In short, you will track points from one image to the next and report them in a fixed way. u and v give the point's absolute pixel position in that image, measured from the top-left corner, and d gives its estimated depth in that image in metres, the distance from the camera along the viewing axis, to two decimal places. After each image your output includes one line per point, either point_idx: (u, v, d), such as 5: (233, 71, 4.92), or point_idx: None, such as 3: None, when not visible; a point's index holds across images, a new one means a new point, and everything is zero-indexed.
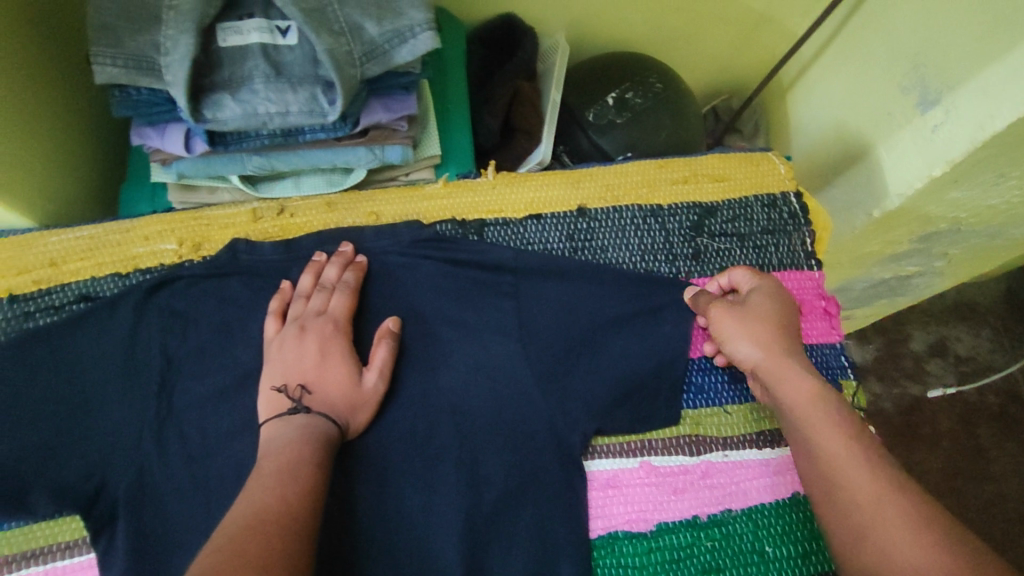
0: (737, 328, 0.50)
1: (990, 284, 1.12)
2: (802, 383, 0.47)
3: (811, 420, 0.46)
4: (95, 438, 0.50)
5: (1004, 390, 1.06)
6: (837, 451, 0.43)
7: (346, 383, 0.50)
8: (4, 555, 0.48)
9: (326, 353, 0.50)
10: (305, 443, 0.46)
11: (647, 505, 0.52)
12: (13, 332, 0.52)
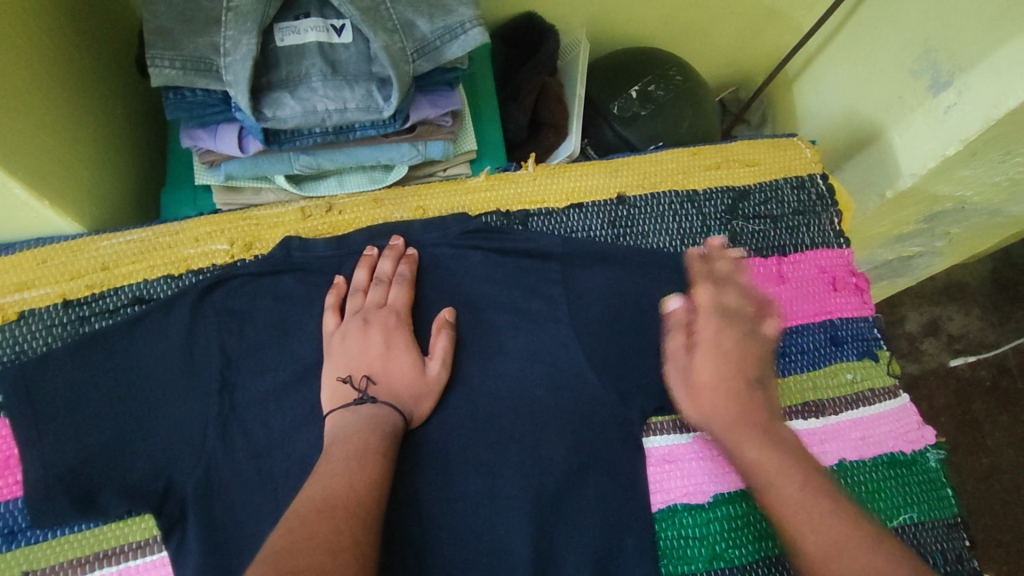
0: (691, 400, 0.50)
1: (979, 265, 1.15)
2: (753, 443, 0.47)
3: (764, 474, 0.46)
4: (160, 438, 0.49)
5: (996, 365, 1.10)
6: (796, 506, 0.43)
7: (410, 373, 0.50)
8: (77, 558, 0.47)
9: (388, 344, 0.51)
10: (374, 431, 0.46)
11: (704, 478, 0.53)
12: (69, 337, 0.52)
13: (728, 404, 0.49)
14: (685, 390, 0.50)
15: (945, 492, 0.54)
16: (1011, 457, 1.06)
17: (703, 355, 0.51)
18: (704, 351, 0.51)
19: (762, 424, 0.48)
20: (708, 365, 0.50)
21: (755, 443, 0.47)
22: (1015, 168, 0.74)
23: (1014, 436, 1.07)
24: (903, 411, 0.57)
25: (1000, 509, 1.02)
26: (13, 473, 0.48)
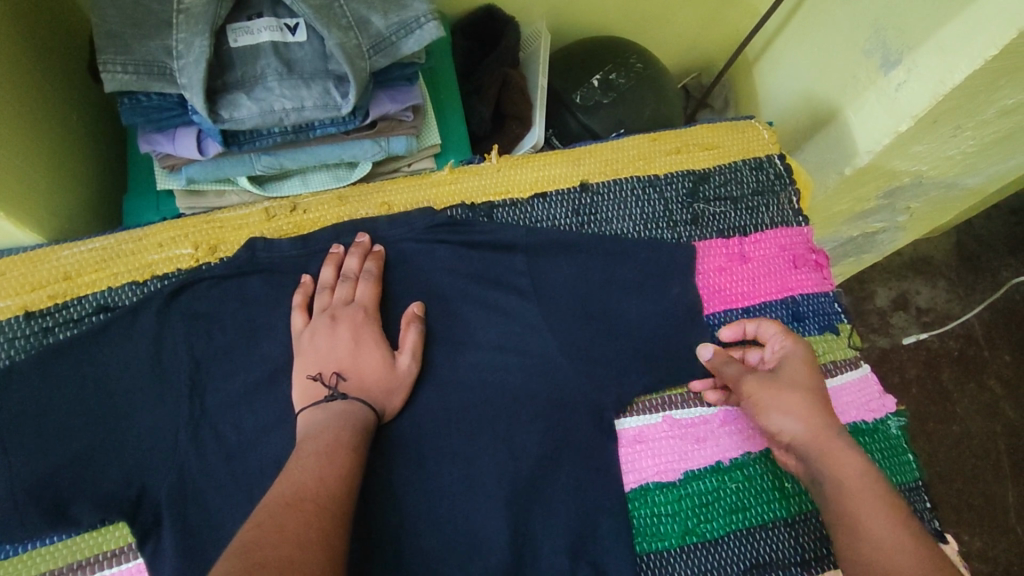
0: (780, 406, 0.49)
1: (941, 239, 1.19)
2: (848, 456, 0.47)
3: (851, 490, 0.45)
4: (131, 445, 0.49)
5: (961, 335, 1.13)
6: (887, 521, 0.44)
7: (381, 367, 0.51)
8: (50, 569, 0.47)
9: (357, 340, 0.52)
10: (344, 426, 0.46)
11: (673, 456, 0.54)
12: (33, 349, 0.51)
13: (815, 416, 0.49)
14: (776, 394, 0.50)
15: (909, 458, 0.56)
16: (980, 422, 1.09)
17: (782, 371, 0.52)
18: (786, 368, 0.52)
19: (849, 440, 0.48)
20: (797, 379, 0.51)
21: (848, 457, 0.47)
22: (967, 141, 0.77)
23: (981, 402, 1.10)
24: (865, 381, 0.58)
25: (972, 474, 1.06)
26: None
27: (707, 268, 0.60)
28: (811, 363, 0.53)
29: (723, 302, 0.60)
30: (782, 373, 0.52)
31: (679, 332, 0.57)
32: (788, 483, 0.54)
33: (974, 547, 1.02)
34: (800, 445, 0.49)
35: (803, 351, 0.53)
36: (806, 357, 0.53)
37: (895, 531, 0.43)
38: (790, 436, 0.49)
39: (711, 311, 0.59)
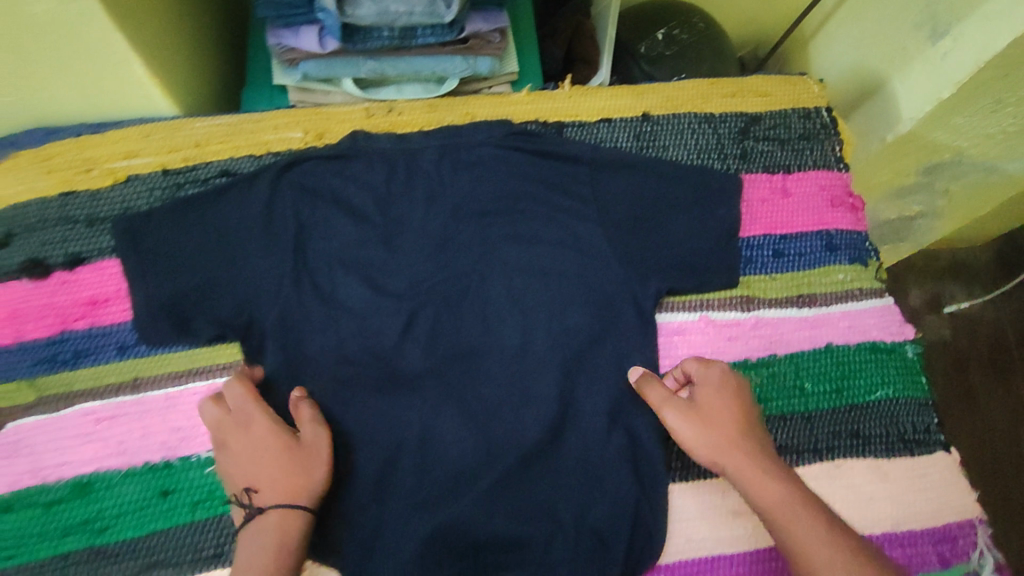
0: (696, 437, 0.53)
1: (985, 250, 1.23)
2: (769, 477, 0.50)
3: (786, 512, 0.48)
4: (242, 284, 0.57)
5: (995, 340, 1.18)
6: (801, 526, 0.47)
7: (291, 466, 0.50)
8: (175, 372, 0.55)
9: (265, 449, 0.50)
10: (282, 550, 0.48)
11: (706, 348, 0.61)
12: (166, 199, 0.60)
13: (735, 440, 0.52)
14: (695, 430, 0.53)
15: (921, 378, 0.62)
16: (1005, 427, 1.12)
17: (706, 411, 0.53)
18: (700, 396, 0.55)
19: (767, 461, 0.52)
20: (715, 405, 0.54)
21: (767, 478, 0.50)
22: (1009, 119, 0.82)
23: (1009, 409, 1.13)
24: (888, 310, 0.64)
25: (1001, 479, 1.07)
26: (122, 301, 0.57)
27: (749, 196, 0.67)
28: (717, 391, 0.54)
29: (764, 226, 0.66)
30: (700, 404, 0.54)
31: (721, 248, 0.63)
32: (807, 384, 0.60)
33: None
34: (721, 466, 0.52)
35: (718, 375, 0.55)
36: (721, 383, 0.55)
37: (817, 534, 0.47)
38: (716, 463, 0.52)
39: (746, 233, 0.65)
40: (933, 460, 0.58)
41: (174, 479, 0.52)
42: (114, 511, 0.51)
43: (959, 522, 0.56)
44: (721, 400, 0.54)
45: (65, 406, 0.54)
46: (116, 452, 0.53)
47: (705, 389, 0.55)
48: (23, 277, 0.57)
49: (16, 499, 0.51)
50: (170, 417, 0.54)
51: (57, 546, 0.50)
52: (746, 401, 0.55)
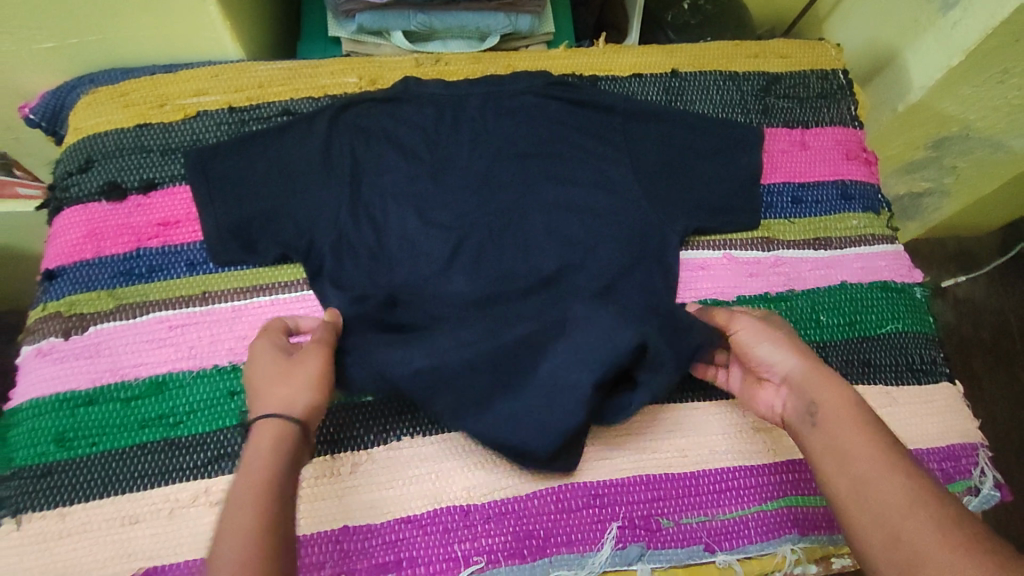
0: (800, 384, 0.52)
1: (988, 239, 1.40)
2: (848, 431, 0.48)
3: (859, 451, 0.47)
4: (302, 211, 0.62)
5: (998, 327, 1.33)
6: (877, 478, 0.45)
7: (287, 375, 0.50)
8: (240, 288, 0.60)
9: (262, 370, 0.51)
10: (270, 451, 0.46)
11: (729, 283, 0.65)
12: (232, 134, 0.65)
13: (826, 394, 0.51)
14: (804, 378, 0.52)
15: (926, 316, 0.67)
16: (1004, 407, 1.27)
17: (806, 364, 0.53)
18: (781, 353, 0.54)
19: (854, 402, 0.50)
20: (786, 352, 0.54)
21: (848, 417, 0.49)
22: (1015, 90, 0.86)
23: (1007, 390, 1.28)
24: (898, 254, 0.69)
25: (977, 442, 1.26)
26: (192, 223, 0.61)
27: (770, 148, 0.71)
28: (797, 349, 0.54)
29: (783, 175, 0.71)
30: (762, 349, 0.55)
31: (745, 193, 0.68)
32: (823, 317, 0.65)
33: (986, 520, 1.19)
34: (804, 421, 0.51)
35: (790, 338, 0.55)
36: (790, 343, 0.54)
37: (896, 488, 0.44)
38: (803, 414, 0.51)
39: (767, 181, 0.70)
40: (939, 388, 0.63)
41: (242, 382, 0.57)
42: (187, 408, 0.56)
43: (963, 442, 0.60)
44: (794, 346, 0.54)
45: (140, 314, 0.58)
46: (187, 356, 0.57)
47: (754, 333, 0.55)
48: (102, 199, 0.61)
49: (97, 393, 0.55)
50: (237, 327, 0.59)
51: (135, 437, 0.54)
52: (832, 365, 0.54)
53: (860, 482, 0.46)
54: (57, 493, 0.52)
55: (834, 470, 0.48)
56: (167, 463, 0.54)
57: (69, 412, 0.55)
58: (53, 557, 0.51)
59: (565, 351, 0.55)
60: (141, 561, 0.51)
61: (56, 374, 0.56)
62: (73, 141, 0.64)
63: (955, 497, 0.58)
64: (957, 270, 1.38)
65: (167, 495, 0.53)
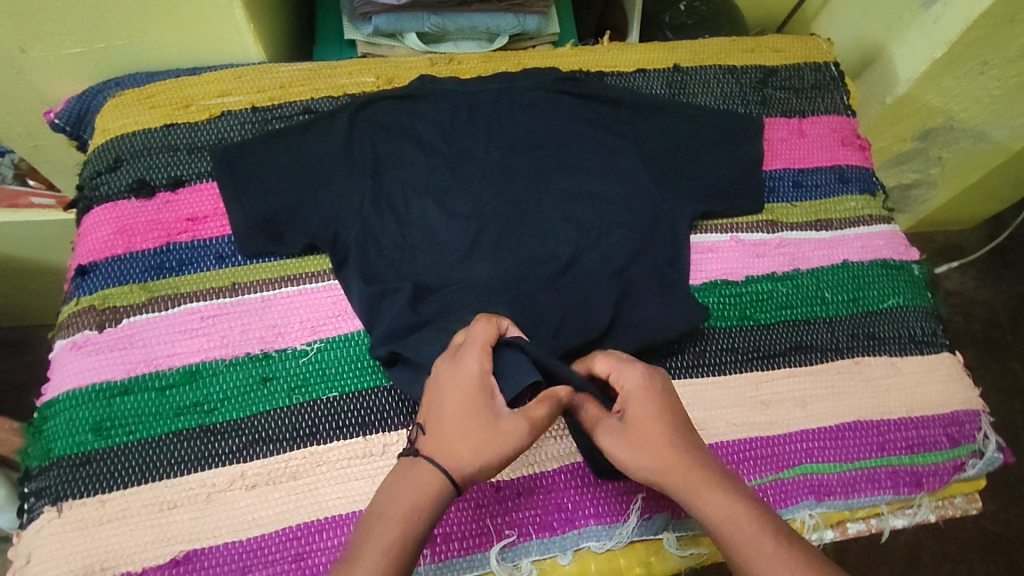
0: (632, 455, 0.49)
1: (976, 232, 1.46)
2: (715, 493, 0.47)
3: (736, 529, 0.45)
4: (327, 204, 0.64)
5: (988, 320, 1.39)
6: (753, 536, 0.45)
7: (473, 429, 0.47)
8: (269, 279, 0.62)
9: (451, 402, 0.48)
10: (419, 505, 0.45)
11: (737, 264, 0.68)
12: (256, 132, 0.67)
13: (676, 455, 0.49)
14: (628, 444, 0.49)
15: (925, 292, 0.70)
16: (999, 398, 1.33)
17: (637, 421, 0.50)
18: (629, 404, 0.51)
19: (711, 471, 0.48)
20: (638, 414, 0.51)
21: (717, 494, 0.47)
22: (995, 82, 0.92)
23: (1001, 380, 1.35)
24: (894, 234, 0.72)
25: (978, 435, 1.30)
26: (220, 219, 0.63)
27: (771, 137, 0.75)
28: (645, 394, 0.51)
29: (784, 162, 0.74)
30: (626, 418, 0.51)
31: (749, 178, 0.71)
32: (828, 294, 0.67)
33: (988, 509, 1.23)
34: (669, 487, 0.48)
35: (636, 380, 0.52)
36: (635, 390, 0.52)
37: (768, 551, 0.44)
38: (660, 481, 0.48)
39: (769, 167, 0.73)
40: (941, 358, 0.66)
41: (274, 368, 0.58)
42: (222, 394, 0.57)
43: (966, 409, 0.63)
44: (636, 411, 0.51)
45: (171, 306, 0.59)
46: (220, 345, 0.58)
47: (629, 396, 0.51)
48: (132, 197, 0.63)
49: (132, 383, 0.56)
50: (267, 316, 0.60)
51: (171, 424, 0.55)
52: (669, 401, 0.52)
53: (733, 547, 0.45)
54: (97, 480, 0.53)
55: (711, 527, 0.46)
56: (205, 449, 0.55)
57: (105, 401, 0.55)
58: (93, 544, 0.51)
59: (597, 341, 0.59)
60: (180, 545, 0.51)
61: (92, 365, 0.57)
62: (100, 141, 0.65)
63: (961, 461, 0.61)
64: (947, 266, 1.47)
65: (205, 480, 0.54)
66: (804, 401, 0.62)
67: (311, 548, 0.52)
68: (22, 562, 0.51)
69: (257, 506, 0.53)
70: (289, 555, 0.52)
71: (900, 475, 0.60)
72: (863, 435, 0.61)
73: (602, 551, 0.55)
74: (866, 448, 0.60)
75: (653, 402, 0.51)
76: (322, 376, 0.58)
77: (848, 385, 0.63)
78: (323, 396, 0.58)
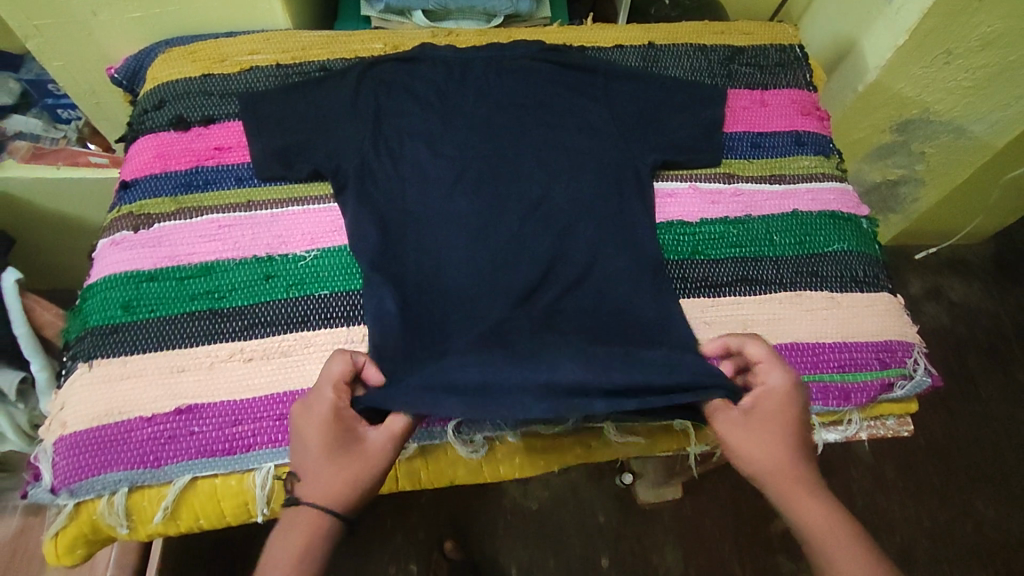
0: (755, 445, 0.57)
1: (982, 250, 1.58)
2: (815, 500, 0.55)
3: (826, 535, 0.53)
4: (331, 140, 0.73)
5: (992, 330, 1.47)
6: (842, 544, 0.53)
7: (342, 466, 0.54)
8: (280, 199, 0.72)
9: (318, 444, 0.54)
10: (317, 533, 0.52)
11: (694, 208, 0.75)
12: (277, 83, 0.78)
13: (794, 458, 0.56)
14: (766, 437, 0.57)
15: (874, 245, 0.75)
16: (1002, 407, 1.39)
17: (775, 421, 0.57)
18: (766, 407, 0.58)
19: (820, 483, 0.56)
20: (773, 412, 0.58)
21: (818, 502, 0.55)
22: (963, 73, 0.98)
23: (1004, 389, 1.40)
24: (846, 191, 0.78)
25: (978, 436, 1.35)
26: (242, 149, 0.74)
27: (734, 105, 0.82)
28: (785, 400, 0.59)
29: (744, 126, 0.81)
30: (756, 412, 0.58)
31: (709, 137, 0.78)
32: (776, 238, 0.74)
33: (988, 515, 1.28)
34: (772, 482, 0.56)
35: (780, 382, 0.59)
36: (781, 390, 0.59)
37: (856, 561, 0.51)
38: (768, 475, 0.56)
39: (729, 130, 0.81)
40: (880, 296, 0.71)
41: (276, 268, 0.68)
42: (230, 286, 0.66)
43: (899, 339, 0.69)
44: (778, 409, 0.58)
45: (195, 215, 0.70)
46: (232, 248, 0.68)
47: (765, 395, 0.59)
48: (171, 130, 0.75)
49: (158, 273, 0.67)
50: (274, 227, 0.70)
51: (186, 307, 0.65)
52: (803, 411, 0.59)
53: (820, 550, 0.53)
54: (120, 347, 0.63)
55: (805, 530, 0.54)
56: (212, 327, 0.64)
57: (134, 285, 0.66)
58: (113, 394, 0.60)
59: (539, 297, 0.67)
60: (184, 400, 0.61)
61: (126, 257, 0.67)
62: (149, 87, 0.78)
63: (890, 381, 0.66)
64: (952, 276, 1.54)
65: (210, 351, 0.63)
66: (745, 323, 0.69)
67: (294, 410, 0.61)
68: (56, 409, 0.61)
69: (252, 374, 0.62)
70: (274, 414, 0.60)
71: (830, 390, 0.65)
72: (798, 354, 0.67)
73: (546, 432, 0.64)
74: (800, 365, 0.66)
75: (788, 407, 0.58)
76: (316, 277, 0.68)
77: (789, 313, 0.70)
78: (315, 293, 0.67)
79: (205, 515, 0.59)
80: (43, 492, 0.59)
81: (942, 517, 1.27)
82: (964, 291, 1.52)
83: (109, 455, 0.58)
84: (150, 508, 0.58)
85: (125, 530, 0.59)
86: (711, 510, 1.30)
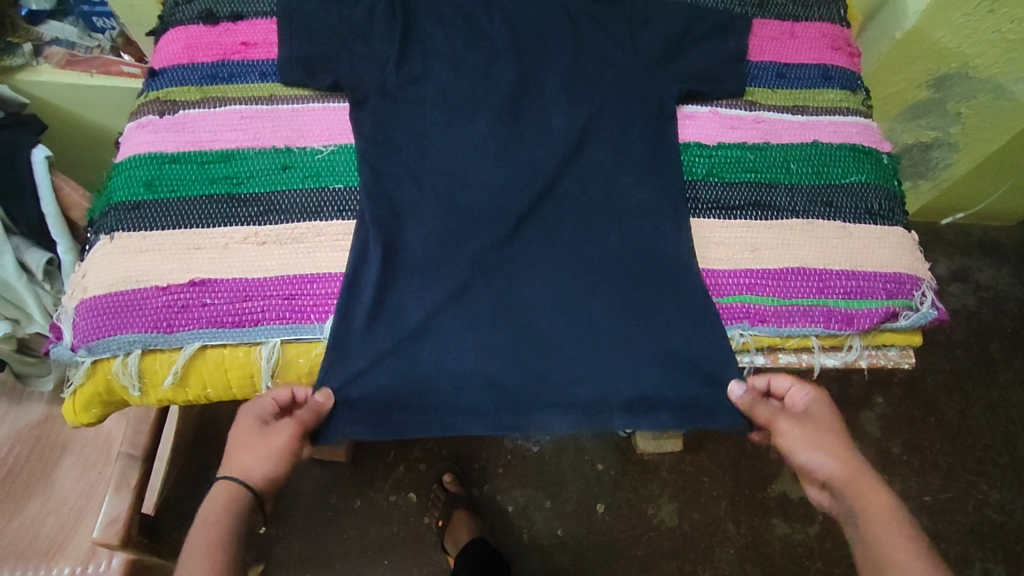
0: (809, 440, 0.60)
1: (1016, 232, 1.48)
2: (870, 485, 0.58)
3: (877, 514, 0.56)
4: (351, 43, 0.72)
5: (1018, 316, 1.39)
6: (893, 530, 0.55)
7: (251, 443, 0.59)
8: (303, 95, 0.73)
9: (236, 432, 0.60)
10: (222, 519, 0.55)
11: (712, 132, 0.75)
12: None
13: (846, 453, 0.60)
14: (814, 443, 0.60)
15: (894, 183, 0.74)
16: (1019, 393, 1.32)
17: (820, 431, 0.61)
18: (813, 412, 0.62)
19: (870, 474, 0.59)
20: (821, 416, 0.62)
21: (870, 488, 0.58)
22: (1007, 24, 0.93)
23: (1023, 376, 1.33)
24: (870, 126, 0.77)
25: (991, 419, 1.29)
26: (268, 46, 0.75)
27: (762, 34, 0.80)
28: (823, 411, 0.63)
29: (771, 56, 0.80)
30: (808, 417, 0.62)
31: (733, 65, 0.76)
32: (794, 167, 0.73)
33: (993, 497, 1.23)
34: (831, 473, 0.59)
35: (820, 398, 0.63)
36: (824, 402, 0.63)
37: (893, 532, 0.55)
38: (824, 466, 0.59)
39: (753, 59, 0.79)
40: (893, 230, 0.71)
41: (293, 159, 0.69)
42: (249, 174, 0.68)
43: (910, 273, 0.69)
44: (825, 416, 0.62)
45: (218, 105, 0.71)
46: (252, 138, 0.70)
47: (812, 407, 0.63)
48: (201, 23, 0.76)
49: (180, 156, 0.69)
50: (294, 122, 0.71)
51: (206, 190, 0.67)
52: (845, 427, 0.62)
53: (876, 533, 0.55)
54: (141, 223, 0.65)
55: (861, 515, 0.57)
56: (230, 210, 0.67)
57: (156, 165, 0.68)
58: (133, 264, 0.63)
59: (526, 261, 0.67)
60: (200, 275, 0.64)
61: (150, 139, 0.69)
62: None
63: (895, 310, 0.67)
64: (982, 257, 1.46)
65: (227, 233, 0.66)
66: (755, 246, 0.69)
67: (303, 292, 0.64)
68: (80, 275, 0.64)
69: (265, 257, 0.65)
70: (283, 293, 0.64)
71: (833, 314, 0.67)
72: (805, 278, 0.68)
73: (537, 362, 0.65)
74: (804, 288, 0.67)
75: (826, 417, 0.62)
76: (331, 172, 0.69)
77: (799, 240, 0.69)
78: (330, 186, 0.69)
79: (213, 383, 0.63)
80: (64, 349, 0.63)
81: (943, 495, 1.23)
82: (993, 273, 1.44)
83: (126, 318, 0.61)
84: (161, 372, 0.62)
85: (137, 392, 0.63)
86: (715, 468, 1.23)
